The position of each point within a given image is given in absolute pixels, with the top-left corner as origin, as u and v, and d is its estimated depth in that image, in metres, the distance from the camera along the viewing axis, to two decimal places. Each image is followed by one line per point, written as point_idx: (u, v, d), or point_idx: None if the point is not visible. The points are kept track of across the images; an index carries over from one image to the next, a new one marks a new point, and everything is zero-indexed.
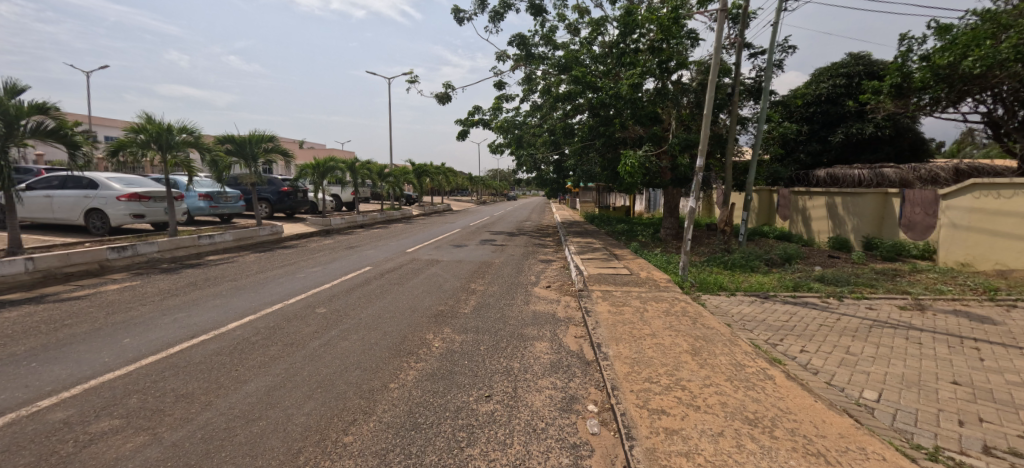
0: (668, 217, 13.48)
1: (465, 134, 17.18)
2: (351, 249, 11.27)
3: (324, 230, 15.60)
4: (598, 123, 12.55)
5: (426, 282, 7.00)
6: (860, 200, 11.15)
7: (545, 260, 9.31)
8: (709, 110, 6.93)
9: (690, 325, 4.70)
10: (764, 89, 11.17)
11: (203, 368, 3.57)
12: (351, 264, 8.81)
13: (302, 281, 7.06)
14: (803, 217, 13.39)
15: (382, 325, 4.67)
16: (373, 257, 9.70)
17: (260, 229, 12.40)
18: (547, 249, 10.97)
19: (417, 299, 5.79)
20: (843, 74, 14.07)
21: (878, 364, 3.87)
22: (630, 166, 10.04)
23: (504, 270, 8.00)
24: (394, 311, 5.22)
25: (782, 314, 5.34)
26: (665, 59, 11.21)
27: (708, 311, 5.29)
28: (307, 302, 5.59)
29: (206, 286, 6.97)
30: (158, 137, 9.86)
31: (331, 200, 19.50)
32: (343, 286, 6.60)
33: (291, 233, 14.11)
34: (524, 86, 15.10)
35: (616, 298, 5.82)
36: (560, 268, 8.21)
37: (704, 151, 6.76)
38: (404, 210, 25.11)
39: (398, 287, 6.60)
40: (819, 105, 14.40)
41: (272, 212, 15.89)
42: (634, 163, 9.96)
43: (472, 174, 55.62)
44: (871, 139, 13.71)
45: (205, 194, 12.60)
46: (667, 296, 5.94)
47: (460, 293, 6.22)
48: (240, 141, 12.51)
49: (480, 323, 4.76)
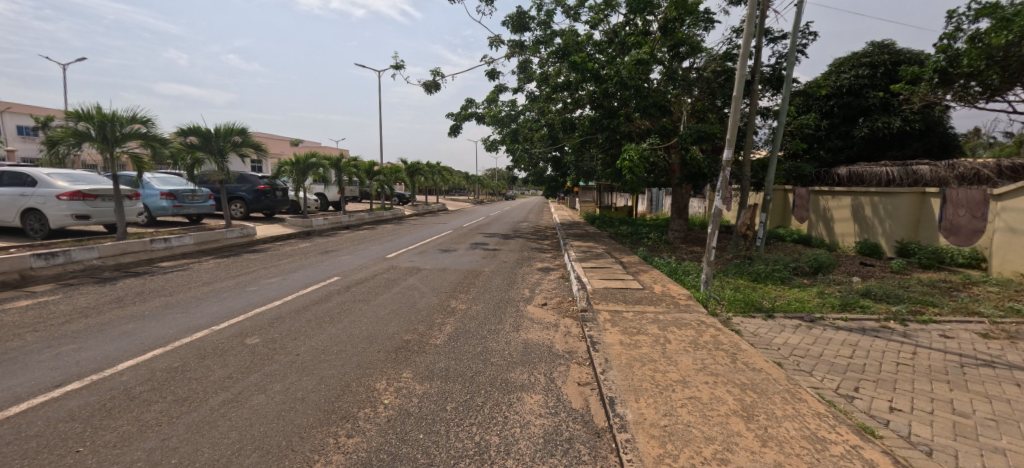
0: (677, 218, 12.35)
1: (457, 129, 16.05)
2: (327, 254, 10.12)
3: (304, 232, 14.43)
4: (601, 115, 11.39)
5: (398, 297, 5.84)
6: (892, 200, 10.00)
7: (542, 268, 8.15)
8: (741, 91, 5.73)
9: (729, 367, 3.56)
10: (787, 77, 10.03)
11: (26, 451, 2.41)
12: (318, 273, 7.63)
13: (251, 297, 5.90)
14: (824, 218, 12.26)
15: (319, 367, 3.49)
16: (346, 264, 8.52)
17: (228, 230, 11.22)
18: (545, 255, 9.80)
19: (379, 324, 4.63)
20: (867, 64, 13.02)
21: (1008, 435, 2.72)
22: (630, 159, 8.85)
23: (493, 281, 6.84)
24: (345, 344, 4.04)
25: (842, 346, 4.18)
26: (676, 43, 10.05)
27: (747, 343, 4.15)
28: (238, 330, 4.43)
29: (133, 303, 5.79)
30: (103, 127, 8.67)
31: (315, 199, 18.30)
32: (295, 304, 5.43)
33: (265, 234, 12.92)
34: (519, 76, 13.95)
35: (628, 322, 4.68)
36: (559, 279, 7.05)
37: (731, 141, 5.58)
38: (395, 209, 23.90)
39: (362, 305, 5.44)
40: (840, 97, 13.35)
41: (248, 211, 14.71)
42: (634, 158, 8.75)
43: (468, 174, 54.41)
44: (897, 134, 12.62)
45: (168, 193, 11.41)
46: (693, 321, 4.78)
47: (436, 314, 5.07)
48: (206, 134, 11.24)
49: (452, 364, 3.58)
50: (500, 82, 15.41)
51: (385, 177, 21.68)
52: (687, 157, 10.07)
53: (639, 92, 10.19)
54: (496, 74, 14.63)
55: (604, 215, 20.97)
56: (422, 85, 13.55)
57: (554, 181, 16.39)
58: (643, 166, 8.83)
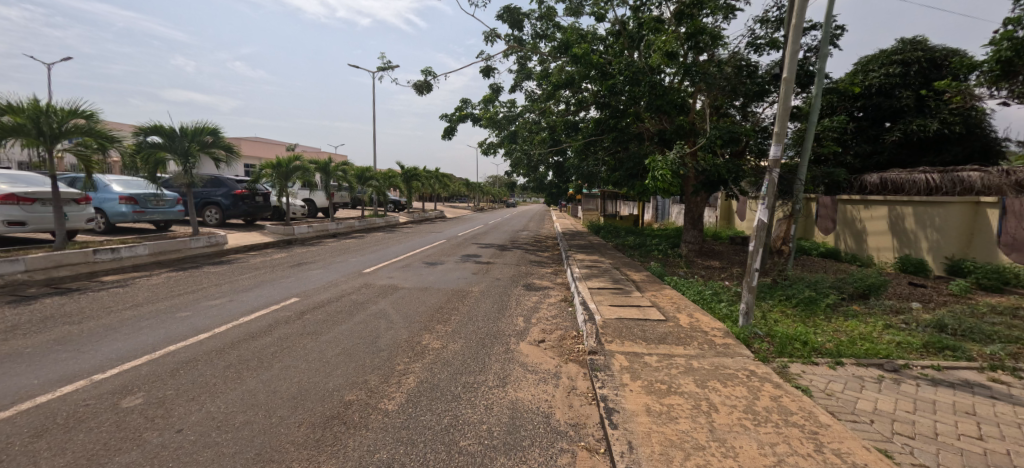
0: (690, 229, 11.21)
1: (452, 131, 15.00)
2: (297, 267, 8.93)
3: (284, 240, 13.30)
4: (608, 115, 10.27)
5: (359, 329, 4.66)
6: (939, 211, 8.82)
7: (540, 287, 6.95)
8: (793, 72, 4.43)
9: (819, 464, 2.34)
10: (821, 71, 8.85)
11: None
12: (275, 292, 6.46)
13: (176, 327, 4.76)
14: (853, 230, 11.09)
15: (193, 462, 2.29)
16: (314, 281, 7.36)
17: (192, 238, 10.09)
18: (545, 271, 8.60)
19: (317, 374, 3.44)
20: (898, 62, 11.93)
21: None
22: (661, 177, 7.84)
23: (480, 306, 5.64)
24: (256, 413, 2.83)
25: (960, 420, 2.97)
26: (695, 32, 8.90)
27: (827, 413, 2.94)
28: (119, 385, 3.26)
29: (26, 332, 4.61)
30: (36, 122, 7.58)
31: (301, 205, 17.18)
32: (222, 340, 4.26)
33: (238, 243, 11.77)
34: (518, 74, 12.87)
35: (654, 374, 3.48)
36: (561, 304, 5.85)
37: (780, 136, 4.38)
38: (389, 216, 22.77)
39: (310, 341, 4.25)
40: (869, 98, 12.22)
41: (224, 218, 13.59)
42: (665, 175, 7.73)
43: (469, 181, 53.31)
44: (934, 138, 11.46)
45: (128, 197, 10.38)
46: (738, 371, 3.58)
47: (399, 356, 3.87)
48: (168, 132, 10.12)
49: (398, 455, 2.38)
50: (497, 81, 14.37)
51: (379, 182, 20.62)
52: (709, 162, 8.93)
53: (652, 87, 9.04)
54: (491, 70, 13.57)
55: (609, 224, 19.78)
56: (412, 85, 12.44)
57: (556, 188, 15.26)
58: (676, 182, 7.84)
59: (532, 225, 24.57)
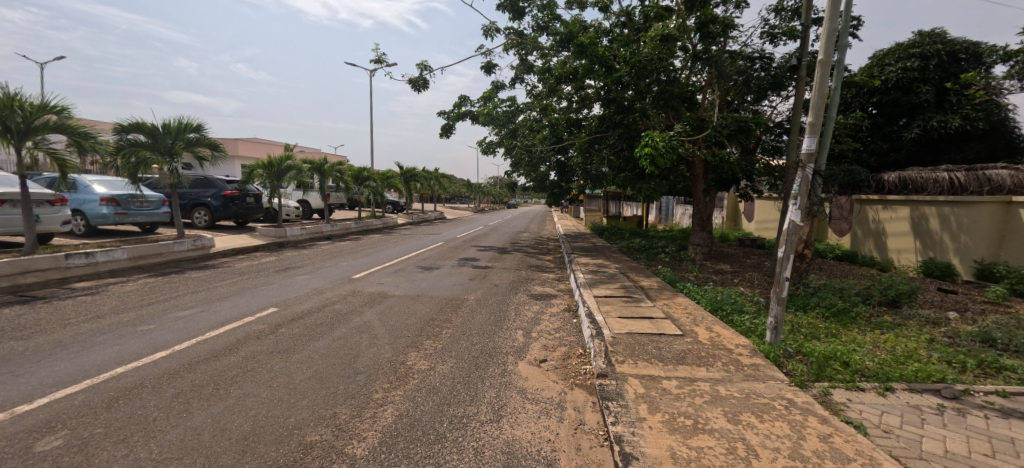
0: (698, 230, 10.68)
1: (450, 129, 14.47)
2: (284, 272, 8.42)
3: (276, 243, 12.80)
4: (612, 110, 9.74)
5: (339, 346, 4.13)
6: (967, 212, 8.26)
7: (542, 295, 6.42)
8: (832, 53, 3.90)
9: None
10: (841, 62, 8.29)
11: None
12: (253, 300, 5.95)
13: (133, 343, 4.25)
14: (871, 232, 10.55)
15: None
16: (298, 287, 6.85)
17: (176, 242, 9.59)
18: (546, 276, 8.07)
19: (279, 406, 2.92)
20: (916, 54, 11.34)
21: None
22: (652, 145, 7.49)
23: (475, 317, 5.11)
24: (192, 462, 2.30)
25: None
26: (706, 20, 8.35)
27: (892, 460, 2.40)
28: (40, 421, 2.74)
29: None
30: (3, 117, 7.07)
31: (295, 206, 16.68)
32: (180, 361, 3.73)
33: (226, 246, 11.27)
34: (518, 68, 12.35)
35: (675, 405, 2.96)
36: (564, 315, 5.31)
37: (814, 126, 3.85)
38: (386, 217, 22.27)
39: (279, 361, 3.73)
40: (885, 93, 11.64)
41: (213, 220, 13.10)
42: (657, 143, 7.39)
43: (469, 182, 52.81)
44: (956, 135, 10.89)
45: (109, 198, 9.91)
46: (775, 401, 3.05)
47: (379, 381, 3.34)
48: (150, 130, 9.61)
49: None
50: (499, 79, 13.89)
51: (375, 183, 20.16)
52: (714, 155, 8.36)
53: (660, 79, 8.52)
54: (492, 68, 13.09)
55: (612, 225, 19.23)
56: (408, 81, 11.95)
57: (558, 187, 14.71)
58: (669, 156, 7.44)
59: (532, 226, 24.08)
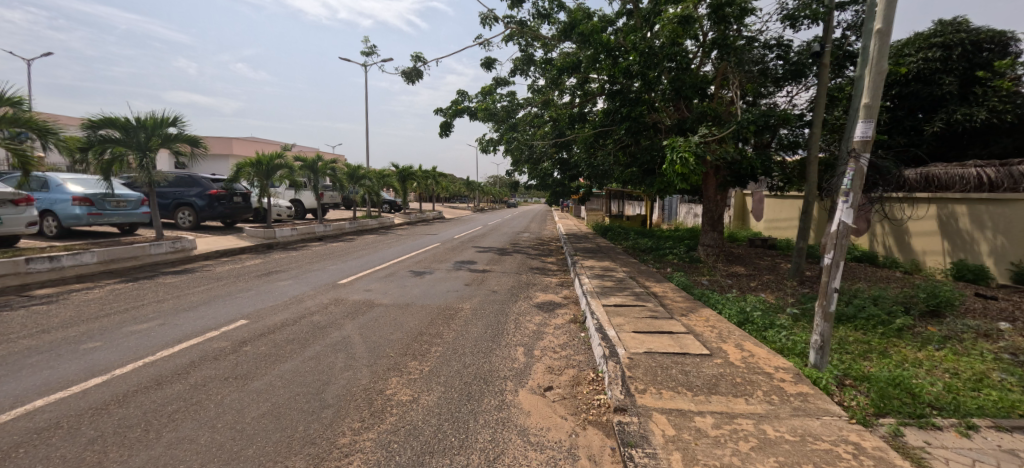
0: (709, 230, 10.08)
1: (448, 127, 13.87)
2: (265, 277, 7.81)
3: (264, 245, 12.21)
4: (619, 103, 9.11)
5: (307, 369, 3.52)
6: (1003, 210, 7.65)
7: (545, 303, 5.82)
8: (890, 22, 3.20)
9: None
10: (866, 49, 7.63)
11: None
12: (223, 311, 5.34)
13: (67, 367, 3.63)
14: (892, 232, 9.96)
15: None
16: (277, 294, 6.24)
17: (153, 244, 8.98)
18: (549, 281, 7.46)
19: (214, 459, 2.30)
20: (938, 44, 10.70)
21: None
22: (682, 161, 6.59)
23: (470, 332, 4.51)
24: None
25: None
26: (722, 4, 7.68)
27: None
28: None
29: None
30: None
31: (287, 206, 16.04)
32: (113, 392, 3.12)
33: (209, 247, 10.66)
34: (518, 60, 11.72)
35: (715, 454, 2.34)
36: (570, 328, 4.70)
37: (871, 108, 3.20)
38: (383, 216, 21.66)
39: (232, 392, 3.12)
40: (905, 85, 11.01)
41: (198, 220, 12.49)
42: (687, 159, 6.51)
43: (468, 181, 52.15)
44: (981, 129, 10.28)
45: (82, 198, 9.30)
46: (840, 447, 2.44)
47: (348, 419, 2.73)
48: (124, 125, 9.00)
49: None
50: (501, 77, 13.30)
51: (371, 182, 19.56)
52: (736, 151, 7.69)
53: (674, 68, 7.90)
54: (492, 63, 12.48)
55: (615, 225, 18.63)
56: (401, 73, 11.33)
57: (560, 186, 14.10)
58: (701, 169, 6.64)
59: (532, 225, 23.69)
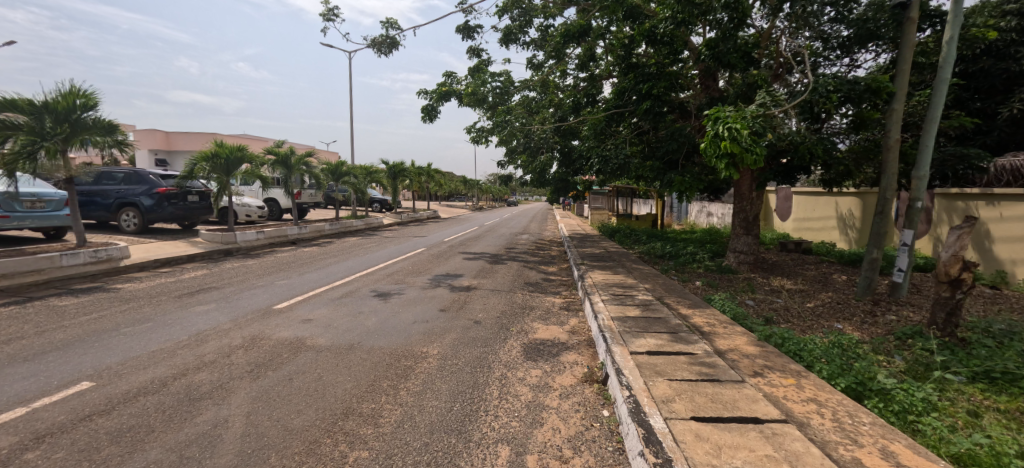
0: (742, 233, 8.40)
1: (433, 113, 12.22)
2: (189, 297, 6.13)
3: (222, 250, 10.56)
4: (635, 77, 7.43)
5: None
6: None
7: (546, 345, 4.14)
8: None
9: None
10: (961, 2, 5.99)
11: None
12: (72, 363, 3.62)
13: None
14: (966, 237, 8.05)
15: None
16: (179, 328, 4.54)
17: (64, 254, 7.34)
18: (551, 304, 5.78)
19: None
20: (1014, 12, 8.92)
21: None
22: (735, 137, 4.98)
23: (426, 411, 2.80)
24: None
25: None
26: None
27: None
28: None
29: None
30: None
31: (256, 206, 14.30)
32: None
33: (149, 255, 8.99)
34: (508, 28, 10.11)
35: None
36: (585, 400, 3.02)
37: None
38: (370, 217, 19.97)
39: None
40: (972, 62, 9.24)
41: (146, 223, 10.83)
42: (740, 133, 4.95)
43: (467, 179, 50.45)
44: None
45: None
46: None
47: None
48: (26, 108, 7.36)
49: None
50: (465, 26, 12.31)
51: (355, 179, 17.85)
52: (795, 132, 6.03)
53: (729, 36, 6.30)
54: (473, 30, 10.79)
55: (624, 226, 16.90)
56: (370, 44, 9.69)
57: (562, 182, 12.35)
58: (757, 149, 5.09)
59: (533, 226, 21.87)
